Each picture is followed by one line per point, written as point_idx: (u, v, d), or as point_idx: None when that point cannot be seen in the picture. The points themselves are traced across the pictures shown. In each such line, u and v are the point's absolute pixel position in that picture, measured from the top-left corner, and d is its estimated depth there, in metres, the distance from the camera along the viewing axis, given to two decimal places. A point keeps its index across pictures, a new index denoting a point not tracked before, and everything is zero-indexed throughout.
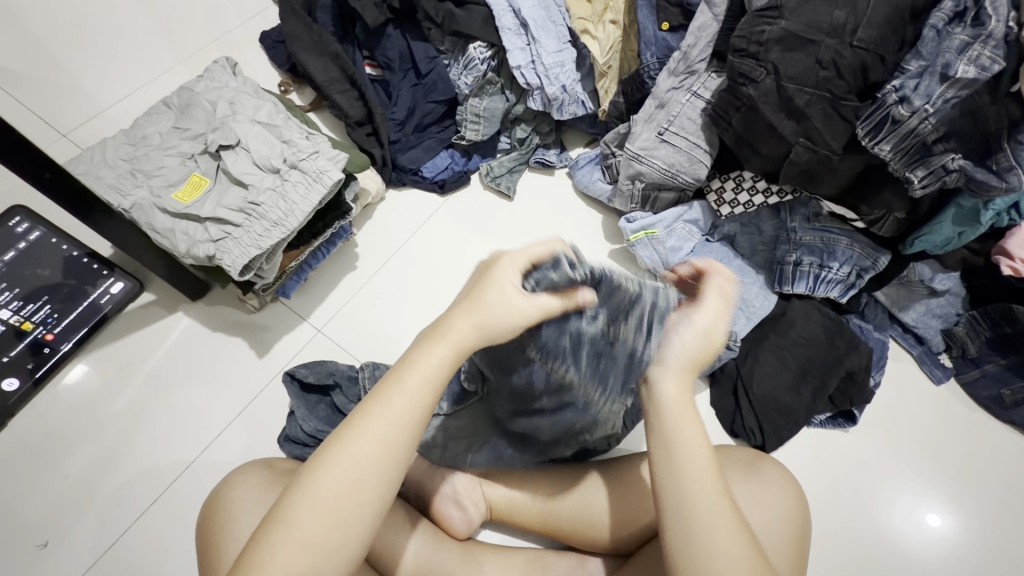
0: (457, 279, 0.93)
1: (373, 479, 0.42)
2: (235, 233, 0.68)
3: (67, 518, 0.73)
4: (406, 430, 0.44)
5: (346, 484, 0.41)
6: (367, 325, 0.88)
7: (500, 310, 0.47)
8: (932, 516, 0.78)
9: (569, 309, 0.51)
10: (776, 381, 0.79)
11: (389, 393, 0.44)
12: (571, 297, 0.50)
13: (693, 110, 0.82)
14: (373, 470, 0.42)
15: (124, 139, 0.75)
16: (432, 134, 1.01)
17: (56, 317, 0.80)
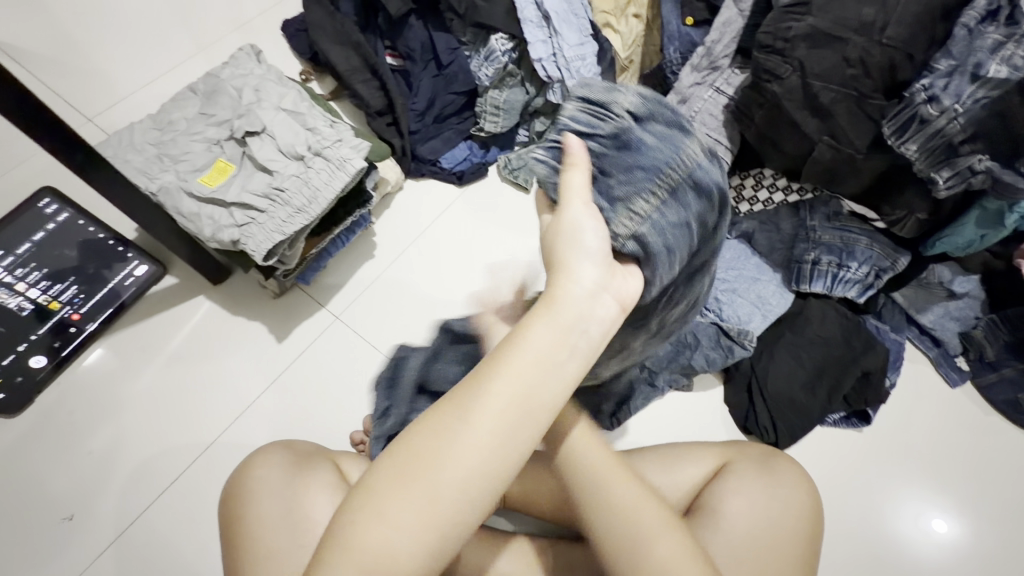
0: (474, 270, 0.93)
1: (482, 484, 0.36)
2: (259, 219, 0.69)
3: (92, 494, 0.75)
4: (512, 425, 0.37)
5: (454, 482, 0.36)
6: (384, 313, 0.89)
7: (574, 232, 0.44)
8: (938, 521, 0.78)
9: (581, 158, 0.45)
10: (791, 378, 0.80)
11: (507, 381, 0.37)
12: (570, 158, 0.45)
13: (715, 105, 0.82)
14: (484, 473, 0.36)
15: (151, 123, 0.76)
16: (452, 126, 1.01)
17: (83, 297, 0.82)
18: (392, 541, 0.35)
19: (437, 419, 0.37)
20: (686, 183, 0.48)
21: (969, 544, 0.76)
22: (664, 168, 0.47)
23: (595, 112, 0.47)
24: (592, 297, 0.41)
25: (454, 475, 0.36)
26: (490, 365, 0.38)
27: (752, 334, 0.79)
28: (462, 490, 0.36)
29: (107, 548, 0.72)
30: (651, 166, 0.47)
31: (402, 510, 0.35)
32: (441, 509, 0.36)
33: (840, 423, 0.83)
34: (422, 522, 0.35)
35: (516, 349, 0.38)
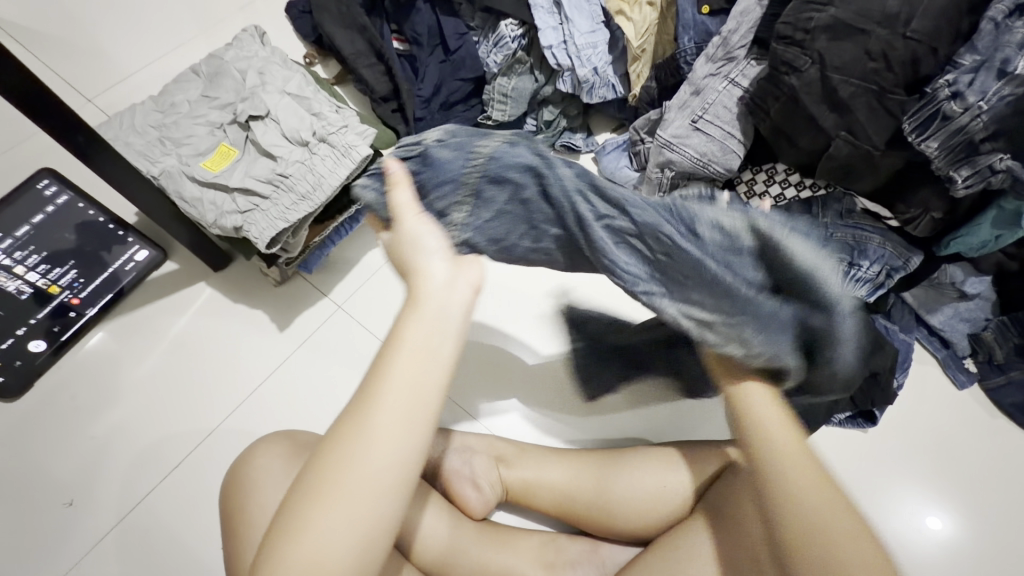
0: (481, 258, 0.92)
1: (392, 477, 0.37)
2: (262, 205, 0.68)
3: (92, 480, 0.74)
4: (407, 414, 0.38)
5: (365, 483, 0.36)
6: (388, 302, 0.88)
7: (413, 239, 0.49)
8: (933, 519, 0.77)
9: (398, 180, 0.52)
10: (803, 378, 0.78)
11: (391, 375, 0.39)
12: (391, 177, 0.52)
13: (730, 98, 0.80)
14: (391, 465, 0.37)
15: (153, 105, 0.74)
16: (458, 114, 0.99)
17: (82, 282, 0.81)
18: (315, 560, 0.35)
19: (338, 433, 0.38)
20: (490, 178, 0.52)
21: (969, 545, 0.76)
22: (461, 176, 0.52)
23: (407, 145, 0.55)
24: (451, 284, 0.44)
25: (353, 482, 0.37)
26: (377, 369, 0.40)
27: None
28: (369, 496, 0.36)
29: (107, 533, 0.72)
30: (450, 180, 0.53)
31: (326, 524, 0.35)
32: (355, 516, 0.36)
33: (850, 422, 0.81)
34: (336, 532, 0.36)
35: (395, 349, 0.40)
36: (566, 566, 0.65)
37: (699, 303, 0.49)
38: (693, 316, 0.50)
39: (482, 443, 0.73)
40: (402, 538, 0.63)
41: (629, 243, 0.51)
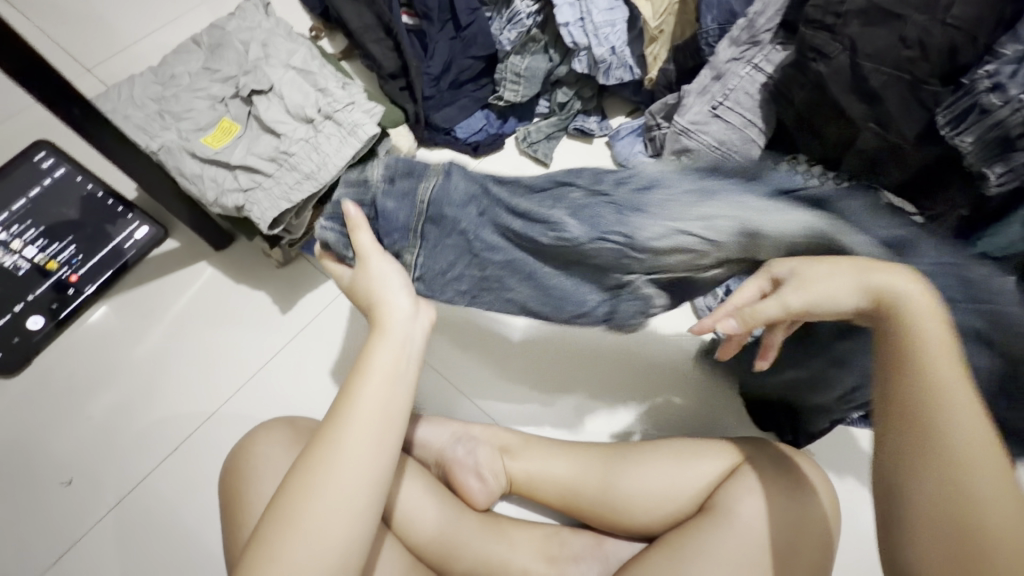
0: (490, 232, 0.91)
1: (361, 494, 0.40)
2: (265, 183, 0.65)
3: (92, 460, 0.73)
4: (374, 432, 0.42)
5: (334, 500, 0.39)
6: None
7: (370, 280, 0.53)
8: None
9: (354, 226, 0.55)
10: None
11: (357, 400, 0.43)
12: (353, 222, 0.56)
13: (752, 84, 0.77)
14: (360, 484, 0.40)
15: (152, 77, 0.72)
16: (468, 93, 0.95)
17: (81, 258, 0.79)
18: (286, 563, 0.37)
19: (308, 451, 0.41)
20: (431, 221, 0.59)
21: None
22: (409, 223, 0.58)
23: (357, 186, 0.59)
24: (413, 318, 0.50)
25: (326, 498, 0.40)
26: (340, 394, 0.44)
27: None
28: (343, 514, 0.39)
29: (105, 514, 0.71)
30: (399, 227, 0.58)
31: (299, 541, 0.37)
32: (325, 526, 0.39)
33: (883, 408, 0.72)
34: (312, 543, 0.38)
35: (359, 376, 0.44)
36: (569, 561, 0.65)
37: (685, 222, 0.52)
38: (689, 233, 0.52)
39: (486, 433, 0.72)
40: (395, 521, 0.63)
41: (592, 219, 0.55)
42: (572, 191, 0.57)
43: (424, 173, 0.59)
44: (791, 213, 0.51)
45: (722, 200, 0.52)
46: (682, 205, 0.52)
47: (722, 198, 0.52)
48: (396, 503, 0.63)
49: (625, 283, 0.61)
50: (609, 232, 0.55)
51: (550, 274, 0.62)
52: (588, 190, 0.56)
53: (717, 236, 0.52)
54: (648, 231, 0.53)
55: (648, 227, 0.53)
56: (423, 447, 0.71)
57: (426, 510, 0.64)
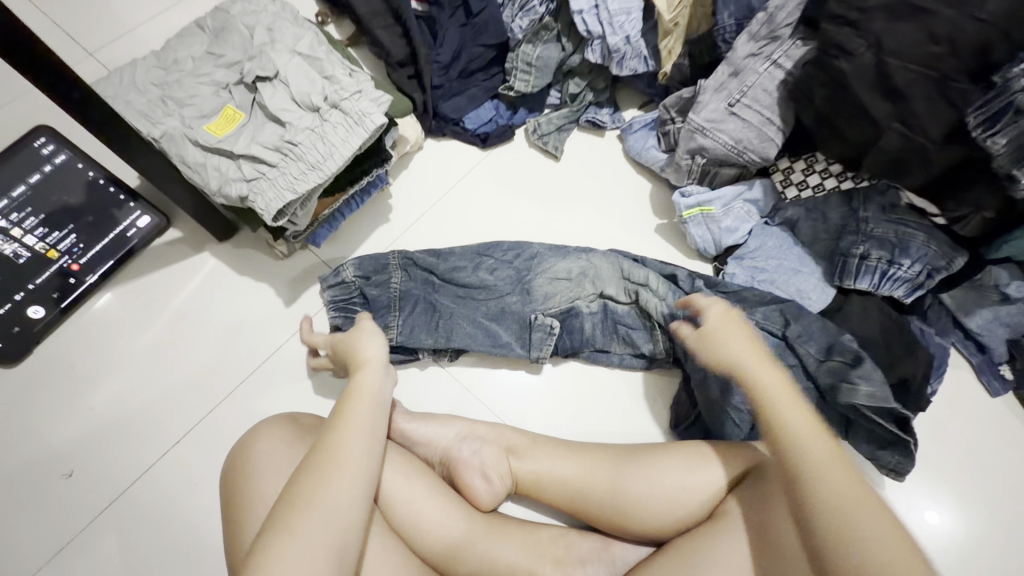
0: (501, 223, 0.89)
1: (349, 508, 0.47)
2: (269, 174, 0.63)
3: (93, 452, 0.73)
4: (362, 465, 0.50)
5: (327, 513, 0.46)
6: (444, 225, 0.88)
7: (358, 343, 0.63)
8: (931, 514, 0.75)
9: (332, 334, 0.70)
10: (837, 372, 0.70)
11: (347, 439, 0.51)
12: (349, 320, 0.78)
13: (770, 80, 0.74)
14: (349, 502, 0.47)
15: (155, 61, 0.70)
16: (477, 83, 0.93)
17: (82, 247, 0.78)
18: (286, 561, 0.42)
19: (301, 483, 0.47)
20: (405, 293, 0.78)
21: (966, 545, 0.74)
22: (391, 301, 0.77)
23: (343, 292, 0.78)
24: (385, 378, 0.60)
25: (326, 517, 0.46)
26: (324, 438, 0.52)
27: (794, 330, 0.73)
28: (334, 526, 0.46)
29: (106, 508, 0.70)
30: (384, 304, 0.77)
31: (298, 544, 0.43)
32: (322, 537, 0.44)
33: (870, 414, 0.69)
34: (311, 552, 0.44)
35: (345, 423, 0.53)
36: (577, 563, 0.64)
37: (561, 271, 0.80)
38: (558, 279, 0.79)
39: (492, 432, 0.71)
40: (397, 520, 0.62)
41: (509, 276, 0.80)
42: (489, 259, 0.81)
43: (385, 262, 0.79)
44: (622, 262, 0.80)
45: (583, 254, 0.81)
46: (558, 266, 0.80)
47: (586, 256, 0.81)
48: (400, 503, 0.62)
49: (533, 320, 0.77)
50: (529, 282, 0.79)
51: (488, 325, 0.77)
52: (508, 248, 0.82)
53: (575, 278, 0.79)
54: (538, 281, 0.79)
55: (536, 278, 0.80)
56: (427, 446, 0.70)
57: (431, 509, 0.63)
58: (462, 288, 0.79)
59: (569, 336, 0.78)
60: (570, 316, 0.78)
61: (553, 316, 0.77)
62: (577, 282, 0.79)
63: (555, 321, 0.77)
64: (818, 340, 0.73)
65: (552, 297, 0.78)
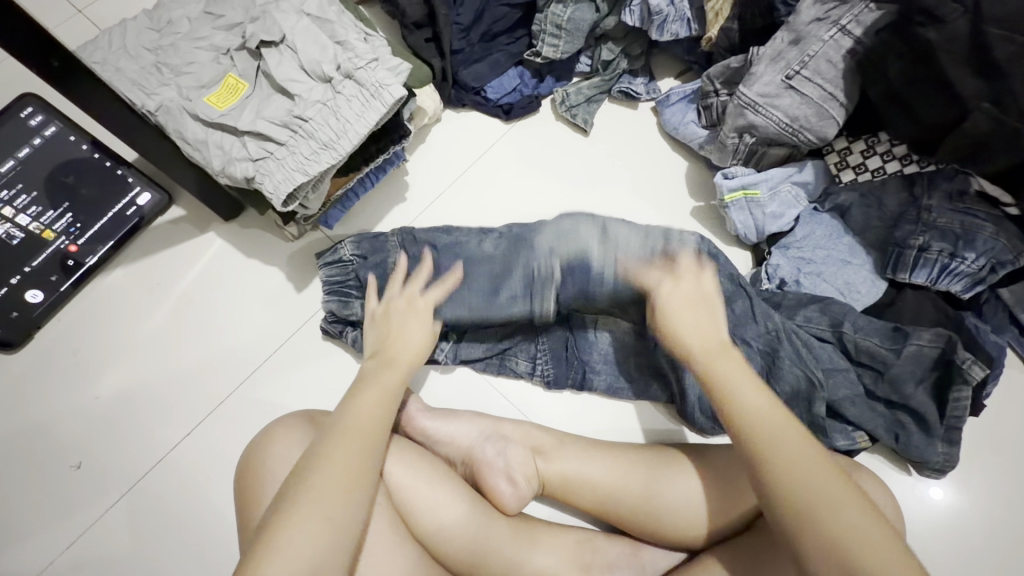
0: (527, 203, 0.83)
1: (356, 480, 0.46)
2: (277, 153, 0.57)
3: (99, 442, 0.70)
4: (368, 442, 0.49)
5: (339, 483, 0.45)
6: (474, 203, 0.83)
7: (411, 325, 0.64)
8: (935, 489, 0.72)
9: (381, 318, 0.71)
10: (920, 358, 0.66)
11: (351, 418, 0.51)
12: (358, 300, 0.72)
13: (835, 50, 0.67)
14: (351, 471, 0.46)
15: (148, 22, 0.62)
16: (501, 47, 0.85)
17: (80, 227, 0.73)
18: (299, 526, 0.42)
19: (315, 460, 0.46)
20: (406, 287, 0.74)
21: (1004, 546, 0.70)
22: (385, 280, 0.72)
23: (339, 272, 0.72)
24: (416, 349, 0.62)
25: (327, 517, 0.43)
26: (343, 416, 0.51)
27: (846, 326, 0.69)
28: (335, 497, 0.44)
29: (116, 502, 0.68)
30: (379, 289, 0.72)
31: (306, 512, 0.42)
32: (322, 508, 0.43)
33: (965, 395, 0.64)
34: (319, 553, 0.41)
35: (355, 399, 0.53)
36: (604, 569, 0.61)
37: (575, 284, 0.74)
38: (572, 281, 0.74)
39: (518, 432, 0.67)
40: (419, 529, 0.58)
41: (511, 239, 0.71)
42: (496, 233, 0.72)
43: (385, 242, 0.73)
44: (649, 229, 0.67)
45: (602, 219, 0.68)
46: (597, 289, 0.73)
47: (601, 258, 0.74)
48: (422, 510, 0.59)
49: (535, 270, 0.68)
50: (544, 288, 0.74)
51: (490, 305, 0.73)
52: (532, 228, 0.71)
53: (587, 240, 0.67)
54: (541, 243, 0.69)
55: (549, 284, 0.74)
56: (449, 444, 0.66)
57: (454, 514, 0.59)
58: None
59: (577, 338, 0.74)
60: (579, 264, 0.67)
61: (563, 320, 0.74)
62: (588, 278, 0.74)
63: (557, 267, 0.68)
64: (879, 332, 0.68)
65: (558, 244, 0.68)
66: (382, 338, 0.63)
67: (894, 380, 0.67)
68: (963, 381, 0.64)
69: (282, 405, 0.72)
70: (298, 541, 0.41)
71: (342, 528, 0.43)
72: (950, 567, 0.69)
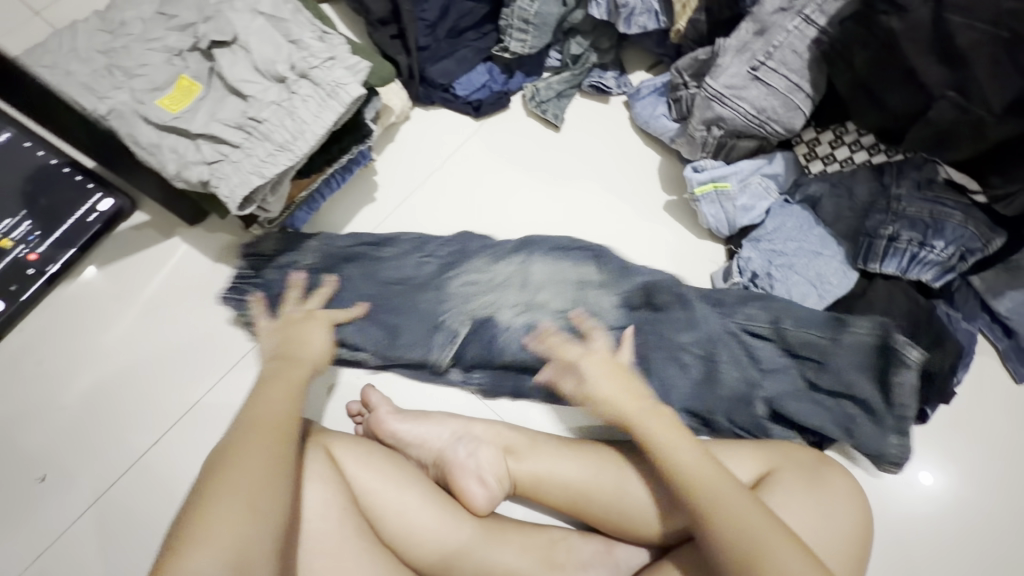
0: (500, 199, 0.82)
1: (277, 469, 0.46)
2: (232, 156, 0.56)
3: (65, 452, 0.69)
4: (281, 431, 0.49)
5: (256, 471, 0.45)
6: (446, 200, 0.82)
7: (314, 340, 0.64)
8: (924, 474, 0.72)
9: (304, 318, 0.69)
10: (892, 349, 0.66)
11: (260, 412, 0.51)
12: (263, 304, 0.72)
13: (800, 40, 0.66)
14: (267, 459, 0.46)
15: (98, 24, 0.61)
16: (468, 42, 0.84)
17: (39, 235, 0.72)
18: (214, 518, 0.41)
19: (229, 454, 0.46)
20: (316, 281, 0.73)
21: (982, 533, 0.70)
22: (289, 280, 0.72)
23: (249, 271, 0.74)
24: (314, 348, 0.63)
25: (239, 516, 0.42)
26: (255, 410, 0.51)
27: (817, 320, 0.68)
28: (253, 480, 0.44)
29: (83, 513, 0.67)
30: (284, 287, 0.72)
31: (219, 504, 0.42)
32: (239, 497, 0.43)
33: (907, 379, 0.64)
34: (238, 539, 0.41)
35: (258, 394, 0.54)
36: (577, 568, 0.61)
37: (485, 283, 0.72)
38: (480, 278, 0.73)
39: (489, 432, 0.66)
40: (387, 534, 0.58)
41: (428, 274, 0.74)
42: (422, 253, 0.75)
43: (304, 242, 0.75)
44: (566, 273, 0.73)
45: (517, 261, 0.73)
46: (511, 297, 0.71)
47: (518, 259, 0.74)
48: (390, 514, 0.58)
49: (442, 323, 0.70)
50: (451, 293, 0.72)
51: (406, 308, 0.71)
52: (449, 257, 0.75)
53: (498, 286, 0.72)
54: (456, 279, 0.73)
55: (456, 281, 0.73)
56: (420, 446, 0.65)
57: (423, 518, 0.59)
58: (380, 286, 0.73)
59: (481, 345, 0.70)
60: (486, 325, 0.70)
61: (467, 322, 0.70)
62: (494, 282, 0.72)
63: (466, 327, 0.70)
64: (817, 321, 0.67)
65: (469, 299, 0.71)
66: (283, 337, 0.64)
67: (836, 368, 0.66)
68: (901, 364, 0.64)
69: None
70: (209, 539, 0.40)
71: (258, 516, 0.43)
72: (924, 555, 0.69)
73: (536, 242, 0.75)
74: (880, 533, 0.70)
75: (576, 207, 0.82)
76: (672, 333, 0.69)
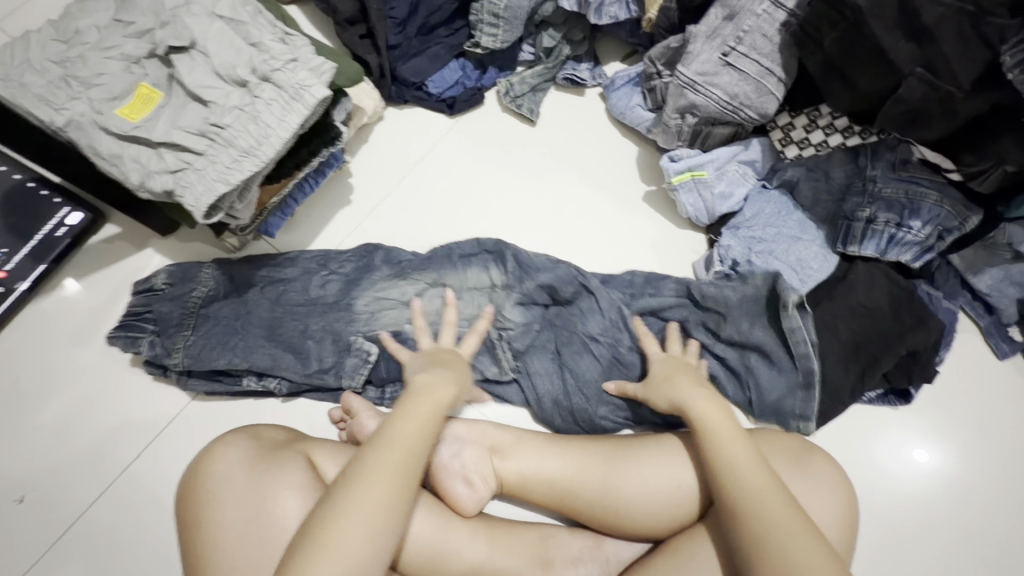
0: (479, 196, 0.81)
1: (383, 523, 0.46)
2: (196, 163, 0.55)
3: (44, 472, 0.67)
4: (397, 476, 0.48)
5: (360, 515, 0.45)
6: (422, 201, 0.81)
7: (433, 379, 0.57)
8: (918, 452, 0.73)
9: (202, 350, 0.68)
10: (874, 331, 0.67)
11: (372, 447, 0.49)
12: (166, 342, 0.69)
13: (769, 25, 0.67)
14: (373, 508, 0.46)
15: (52, 33, 0.59)
16: (440, 39, 0.83)
17: (7, 253, 0.70)
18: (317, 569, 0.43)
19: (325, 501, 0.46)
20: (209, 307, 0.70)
21: (972, 510, 0.70)
22: (182, 316, 0.69)
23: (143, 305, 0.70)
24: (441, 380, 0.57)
25: (356, 552, 0.44)
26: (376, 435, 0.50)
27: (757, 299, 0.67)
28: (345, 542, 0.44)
29: (65, 533, 0.65)
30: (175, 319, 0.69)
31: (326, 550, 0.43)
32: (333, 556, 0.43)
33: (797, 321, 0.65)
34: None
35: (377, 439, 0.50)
36: (566, 564, 0.61)
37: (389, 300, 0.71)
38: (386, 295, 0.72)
39: (473, 431, 0.64)
40: None
41: (345, 288, 0.72)
42: (324, 272, 0.73)
43: (197, 272, 0.72)
44: (477, 277, 0.73)
45: (422, 277, 0.73)
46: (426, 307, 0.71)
47: (423, 274, 0.73)
48: None
49: (351, 344, 0.69)
50: (360, 312, 0.71)
51: (313, 331, 0.69)
52: (354, 272, 0.73)
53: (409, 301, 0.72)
54: (364, 299, 0.71)
55: (364, 296, 0.71)
56: None
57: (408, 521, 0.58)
58: (283, 306, 0.71)
59: (387, 364, 0.69)
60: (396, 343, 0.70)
61: (374, 342, 0.69)
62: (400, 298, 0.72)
63: (374, 348, 0.69)
64: (724, 305, 0.69)
65: (377, 318, 0.71)
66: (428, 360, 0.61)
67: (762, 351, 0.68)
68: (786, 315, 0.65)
69: (235, 419, 0.70)
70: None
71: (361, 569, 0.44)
72: (912, 533, 0.69)
73: (443, 253, 0.74)
74: (870, 514, 0.70)
75: (553, 202, 0.82)
76: (581, 324, 0.70)
